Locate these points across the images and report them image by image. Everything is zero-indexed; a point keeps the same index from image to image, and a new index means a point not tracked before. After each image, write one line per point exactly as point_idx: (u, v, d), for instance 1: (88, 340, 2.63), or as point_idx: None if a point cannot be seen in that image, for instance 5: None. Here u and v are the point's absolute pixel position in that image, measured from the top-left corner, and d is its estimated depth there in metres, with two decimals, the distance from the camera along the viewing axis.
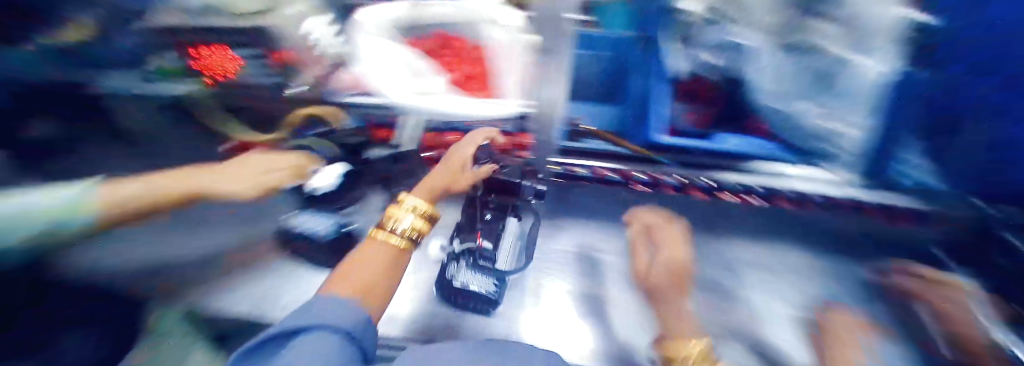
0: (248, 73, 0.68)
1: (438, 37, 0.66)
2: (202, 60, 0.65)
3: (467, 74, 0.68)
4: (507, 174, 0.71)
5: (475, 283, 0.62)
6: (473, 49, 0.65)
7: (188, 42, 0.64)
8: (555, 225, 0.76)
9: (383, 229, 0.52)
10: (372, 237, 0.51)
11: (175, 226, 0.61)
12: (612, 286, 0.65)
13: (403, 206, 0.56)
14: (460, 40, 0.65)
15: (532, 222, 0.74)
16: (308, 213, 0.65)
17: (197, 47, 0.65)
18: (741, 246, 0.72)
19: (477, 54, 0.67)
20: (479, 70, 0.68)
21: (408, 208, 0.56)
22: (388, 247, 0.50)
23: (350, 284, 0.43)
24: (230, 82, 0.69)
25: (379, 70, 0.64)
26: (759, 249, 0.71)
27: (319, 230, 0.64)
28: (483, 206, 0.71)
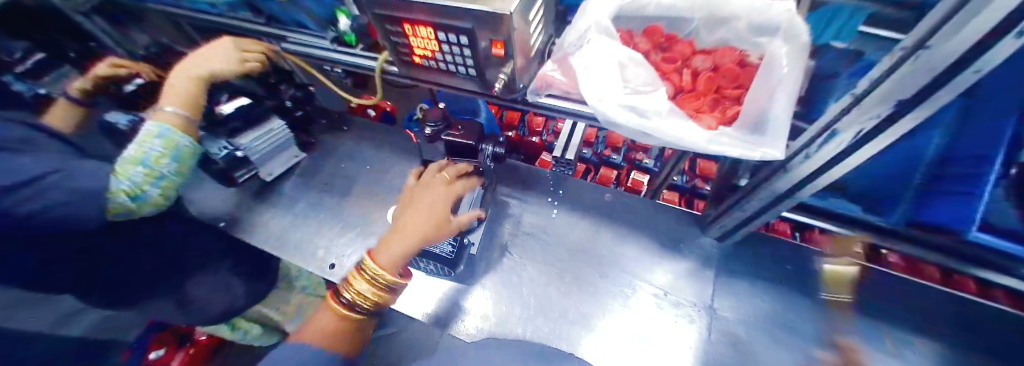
0: (451, 58, 0.54)
1: (654, 38, 0.58)
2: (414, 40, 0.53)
3: (680, 88, 0.55)
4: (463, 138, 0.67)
5: (435, 246, 0.65)
6: (700, 59, 0.55)
7: (402, 18, 0.50)
8: (548, 214, 0.77)
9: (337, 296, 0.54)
10: (324, 308, 0.53)
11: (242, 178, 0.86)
12: (604, 279, 0.69)
13: (365, 271, 0.53)
14: (681, 45, 0.56)
15: (516, 206, 0.78)
16: (208, 136, 0.77)
17: (410, 26, 0.51)
18: (815, 306, 0.64)
19: (699, 65, 0.55)
20: (700, 84, 0.54)
21: (371, 275, 0.53)
22: (335, 315, 0.52)
23: (317, 329, 0.50)
24: (428, 66, 0.58)
25: (595, 69, 0.51)
26: (816, 300, 0.65)
27: (213, 152, 0.77)
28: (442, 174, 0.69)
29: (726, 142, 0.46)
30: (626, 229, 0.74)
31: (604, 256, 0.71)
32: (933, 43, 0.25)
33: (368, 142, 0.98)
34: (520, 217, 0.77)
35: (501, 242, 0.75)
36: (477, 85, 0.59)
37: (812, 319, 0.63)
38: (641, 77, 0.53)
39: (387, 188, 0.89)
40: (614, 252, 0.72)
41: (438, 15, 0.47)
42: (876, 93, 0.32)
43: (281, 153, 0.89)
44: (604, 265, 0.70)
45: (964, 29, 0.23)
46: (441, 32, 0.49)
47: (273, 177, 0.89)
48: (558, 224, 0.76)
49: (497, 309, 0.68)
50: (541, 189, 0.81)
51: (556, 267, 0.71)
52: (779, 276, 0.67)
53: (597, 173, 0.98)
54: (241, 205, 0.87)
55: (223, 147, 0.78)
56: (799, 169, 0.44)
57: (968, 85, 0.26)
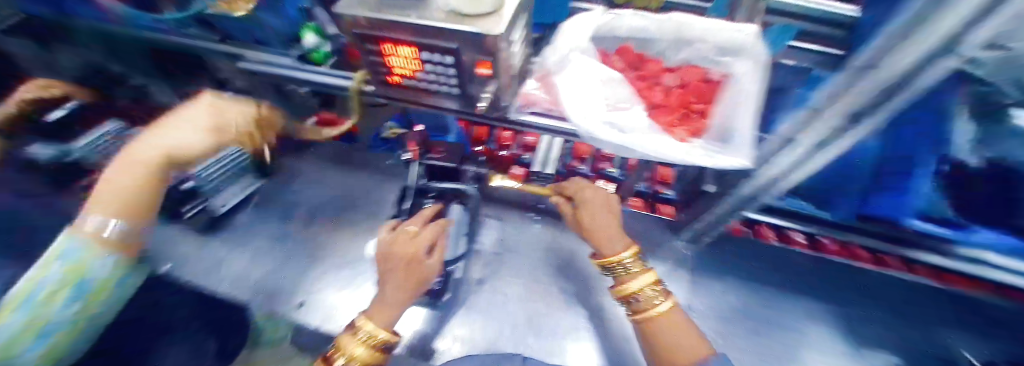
0: (433, 78, 0.53)
1: (627, 56, 0.61)
2: (393, 61, 0.51)
3: (656, 104, 0.58)
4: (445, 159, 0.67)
5: None
6: (672, 76, 0.60)
7: (381, 38, 0.48)
8: (530, 230, 0.78)
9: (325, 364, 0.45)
10: None
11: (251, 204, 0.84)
12: (584, 291, 0.70)
13: (358, 333, 0.47)
14: (652, 63, 0.61)
15: (498, 225, 0.78)
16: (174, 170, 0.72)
17: (390, 46, 0.49)
18: (773, 298, 0.72)
19: (674, 83, 0.59)
20: (673, 100, 0.58)
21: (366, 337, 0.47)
22: None
23: None
24: (409, 85, 0.57)
25: (579, 87, 0.53)
26: (776, 293, 0.72)
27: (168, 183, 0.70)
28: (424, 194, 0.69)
29: (700, 154, 0.50)
30: None
31: (585, 268, 0.73)
32: (880, 62, 0.29)
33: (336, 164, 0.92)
34: (503, 232, 0.77)
35: (483, 260, 0.73)
36: (461, 106, 0.59)
37: (772, 308, 0.71)
38: (621, 95, 0.55)
39: (363, 212, 0.84)
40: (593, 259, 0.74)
41: (423, 35, 0.46)
42: (829, 107, 0.36)
43: (241, 180, 0.84)
44: (584, 276, 0.72)
45: (898, 48, 0.27)
46: (425, 51, 0.48)
47: (226, 208, 0.81)
48: (539, 239, 0.76)
49: (482, 332, 0.65)
50: (526, 205, 0.81)
51: (538, 282, 0.71)
52: (746, 273, 0.74)
53: None
54: (193, 241, 0.77)
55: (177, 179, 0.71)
56: (764, 174, 0.49)
57: (911, 93, 0.31)
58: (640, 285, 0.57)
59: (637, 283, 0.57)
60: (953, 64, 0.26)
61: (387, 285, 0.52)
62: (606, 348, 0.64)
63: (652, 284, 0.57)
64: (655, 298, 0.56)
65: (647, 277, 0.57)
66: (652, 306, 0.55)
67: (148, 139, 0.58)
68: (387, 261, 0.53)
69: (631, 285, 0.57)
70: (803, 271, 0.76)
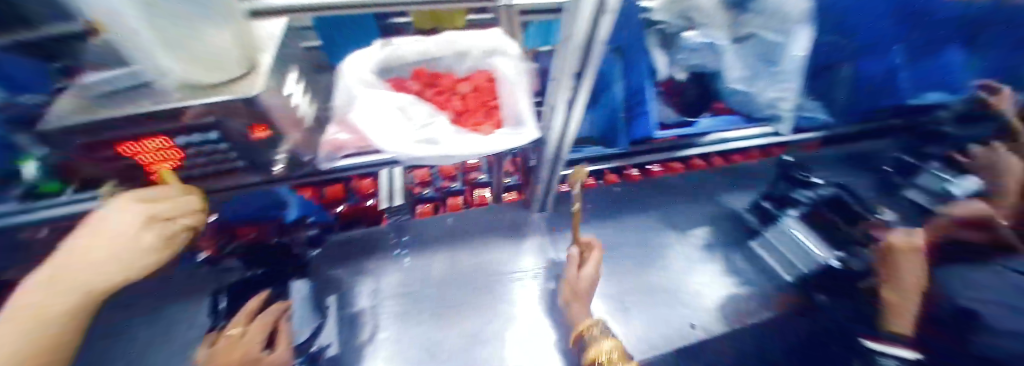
0: (207, 158, 0.51)
1: (421, 77, 0.67)
2: (143, 158, 0.49)
3: (460, 110, 0.66)
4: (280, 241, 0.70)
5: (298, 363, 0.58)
6: (463, 83, 0.68)
7: (113, 138, 0.44)
8: (415, 261, 0.76)
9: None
10: None
11: None
12: (481, 295, 0.72)
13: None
14: (445, 78, 0.68)
15: (375, 274, 0.74)
16: None
17: (131, 144, 0.46)
18: (628, 225, 0.85)
19: (467, 88, 0.67)
20: (472, 103, 0.67)
21: None
22: None
23: None
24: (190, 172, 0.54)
25: (372, 115, 0.55)
26: (634, 219, 0.87)
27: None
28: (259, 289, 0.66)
29: (500, 139, 0.58)
30: (484, 237, 0.81)
31: (477, 272, 0.76)
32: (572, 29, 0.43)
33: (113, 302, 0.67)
34: (383, 279, 0.73)
35: (371, 318, 0.68)
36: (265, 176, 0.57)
37: (628, 236, 0.84)
38: (420, 111, 0.60)
39: (177, 343, 0.62)
40: (481, 259, 0.78)
41: (167, 118, 0.43)
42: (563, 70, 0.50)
43: None
44: (476, 280, 0.74)
45: (579, 18, 0.41)
46: (183, 135, 0.46)
47: None
48: (426, 266, 0.76)
49: None
50: (386, 245, 0.78)
51: (434, 310, 0.70)
52: (601, 214, 0.87)
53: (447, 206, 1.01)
54: None
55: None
56: (551, 136, 0.62)
57: (598, 51, 0.46)
58: (605, 348, 0.52)
59: (603, 347, 0.53)
60: (609, 20, 0.41)
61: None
62: (517, 338, 0.66)
63: (614, 348, 0.52)
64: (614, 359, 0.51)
65: (612, 342, 0.53)
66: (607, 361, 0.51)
67: (83, 247, 0.43)
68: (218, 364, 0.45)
69: (597, 348, 0.53)
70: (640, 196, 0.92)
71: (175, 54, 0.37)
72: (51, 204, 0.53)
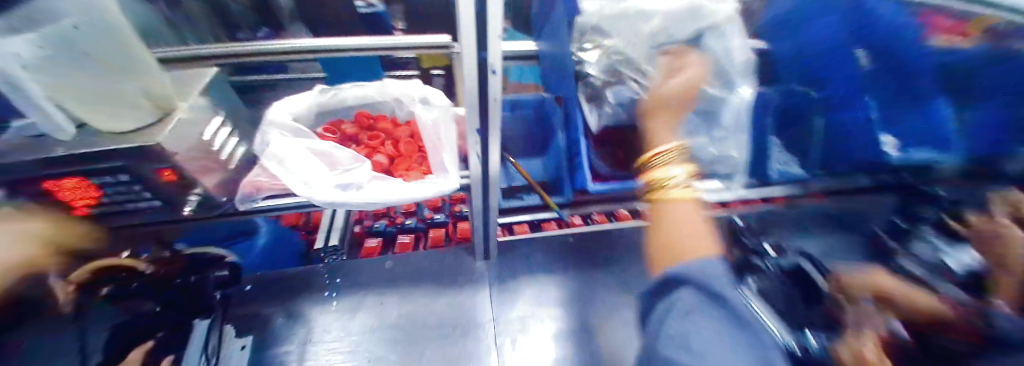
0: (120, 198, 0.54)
1: (359, 122, 0.69)
2: (63, 195, 0.50)
3: (392, 155, 0.66)
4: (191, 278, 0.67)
5: None
6: (399, 129, 0.70)
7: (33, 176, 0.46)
8: (348, 304, 0.73)
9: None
10: None
11: None
12: (415, 350, 0.66)
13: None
14: (383, 123, 0.70)
15: (302, 320, 0.70)
16: None
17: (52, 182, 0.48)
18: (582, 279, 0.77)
19: (401, 134, 0.68)
20: (405, 148, 0.67)
21: None
22: None
23: None
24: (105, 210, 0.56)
25: (289, 162, 0.55)
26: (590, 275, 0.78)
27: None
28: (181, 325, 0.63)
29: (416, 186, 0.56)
30: (422, 284, 0.77)
31: (415, 320, 0.71)
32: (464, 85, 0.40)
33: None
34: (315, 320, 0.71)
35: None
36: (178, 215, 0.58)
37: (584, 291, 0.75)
38: (342, 156, 0.59)
39: None
40: (419, 306, 0.73)
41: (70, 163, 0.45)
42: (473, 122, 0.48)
43: None
44: (410, 330, 0.69)
45: (466, 78, 0.39)
46: (94, 176, 0.48)
47: None
48: (363, 313, 0.72)
49: None
50: (316, 290, 0.76)
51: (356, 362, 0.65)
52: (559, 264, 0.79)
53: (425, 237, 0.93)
54: None
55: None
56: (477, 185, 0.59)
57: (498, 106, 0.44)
58: (671, 174, 0.43)
59: (672, 170, 0.43)
60: (498, 80, 0.39)
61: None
62: None
63: (683, 173, 0.43)
64: (674, 182, 0.43)
65: (683, 167, 0.44)
66: (665, 191, 0.43)
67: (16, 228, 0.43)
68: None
69: (664, 174, 0.43)
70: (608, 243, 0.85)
71: (59, 95, 0.41)
72: None
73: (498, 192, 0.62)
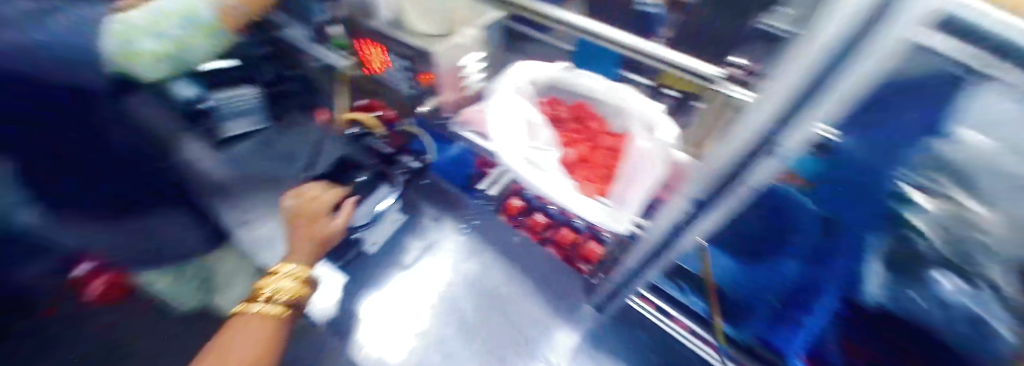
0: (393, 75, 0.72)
1: (574, 110, 0.66)
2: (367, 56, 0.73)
3: (582, 158, 0.62)
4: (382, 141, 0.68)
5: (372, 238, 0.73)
6: (604, 135, 0.63)
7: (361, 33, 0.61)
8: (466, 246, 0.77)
9: (252, 301, 0.53)
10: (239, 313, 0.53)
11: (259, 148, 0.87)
12: (485, 329, 0.66)
13: (282, 272, 0.55)
14: (594, 123, 0.64)
15: (428, 230, 0.78)
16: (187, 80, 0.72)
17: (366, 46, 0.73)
18: None
19: (602, 142, 0.62)
20: (597, 158, 0.61)
21: (292, 274, 0.56)
22: (265, 321, 0.51)
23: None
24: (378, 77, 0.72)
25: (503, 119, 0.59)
26: None
27: (180, 96, 0.71)
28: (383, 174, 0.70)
29: (591, 207, 0.53)
30: (528, 279, 0.72)
31: (503, 303, 0.70)
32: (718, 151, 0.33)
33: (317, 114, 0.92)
34: (438, 242, 0.77)
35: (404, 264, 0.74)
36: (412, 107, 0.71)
37: None
38: (541, 135, 0.61)
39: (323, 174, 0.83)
40: (513, 294, 0.70)
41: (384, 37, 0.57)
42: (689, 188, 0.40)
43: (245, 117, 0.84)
44: (491, 309, 0.69)
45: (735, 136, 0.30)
46: None
47: (228, 136, 0.83)
48: (468, 263, 0.74)
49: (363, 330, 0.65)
50: (459, 214, 0.80)
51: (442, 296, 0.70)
52: None
53: (555, 233, 0.74)
54: None
55: (194, 97, 0.73)
56: (644, 246, 0.50)
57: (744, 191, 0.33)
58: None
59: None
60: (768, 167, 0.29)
61: (304, 237, 0.58)
62: None
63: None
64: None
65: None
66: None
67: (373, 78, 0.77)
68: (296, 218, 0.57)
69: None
70: None
71: None
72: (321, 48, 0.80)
73: (660, 266, 0.52)
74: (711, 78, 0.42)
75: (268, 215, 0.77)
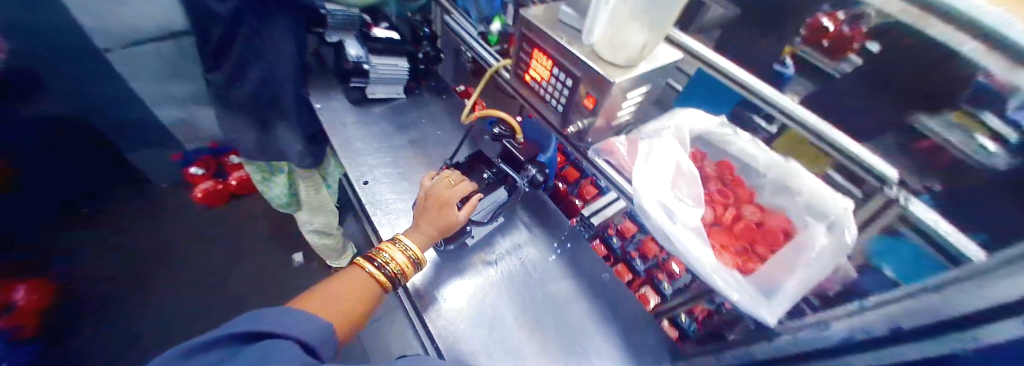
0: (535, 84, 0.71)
1: (720, 171, 0.64)
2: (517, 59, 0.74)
3: (721, 222, 0.58)
4: (516, 148, 0.67)
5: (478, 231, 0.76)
6: (750, 207, 0.59)
7: (533, 40, 0.62)
8: (555, 264, 0.76)
9: (369, 261, 0.57)
10: (353, 268, 0.56)
11: (393, 117, 0.97)
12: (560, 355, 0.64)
13: (398, 245, 0.59)
14: (741, 191, 0.61)
15: (519, 237, 0.79)
16: (358, 45, 0.87)
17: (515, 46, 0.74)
18: None
19: (748, 214, 0.58)
20: (739, 228, 0.57)
21: (404, 248, 0.59)
22: (370, 281, 0.55)
23: (331, 309, 0.48)
24: (524, 84, 0.72)
25: (654, 160, 0.55)
26: None
27: (351, 54, 0.85)
28: (488, 167, 0.69)
29: (730, 280, 0.48)
30: (612, 321, 0.69)
31: (578, 333, 0.67)
32: (949, 292, 0.30)
33: (449, 99, 1.03)
34: (527, 250, 0.77)
35: (493, 261, 0.75)
36: (548, 119, 0.71)
37: None
38: (690, 189, 0.56)
39: (439, 155, 0.90)
40: (591, 327, 0.68)
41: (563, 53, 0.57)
42: (881, 309, 0.36)
43: (389, 86, 0.96)
44: (567, 336, 0.67)
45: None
46: (557, 69, 0.60)
47: (373, 98, 0.96)
48: (557, 284, 0.73)
49: (443, 315, 0.67)
50: (554, 233, 0.80)
51: (522, 306, 0.69)
52: None
53: (613, 264, 0.99)
54: (339, 103, 0.96)
55: (359, 57, 0.86)
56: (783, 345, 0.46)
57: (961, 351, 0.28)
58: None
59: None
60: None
61: (428, 219, 0.61)
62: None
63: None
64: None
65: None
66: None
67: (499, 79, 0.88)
68: (430, 199, 0.61)
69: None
70: None
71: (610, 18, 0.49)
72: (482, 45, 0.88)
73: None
74: (883, 177, 0.45)
75: (388, 178, 0.83)
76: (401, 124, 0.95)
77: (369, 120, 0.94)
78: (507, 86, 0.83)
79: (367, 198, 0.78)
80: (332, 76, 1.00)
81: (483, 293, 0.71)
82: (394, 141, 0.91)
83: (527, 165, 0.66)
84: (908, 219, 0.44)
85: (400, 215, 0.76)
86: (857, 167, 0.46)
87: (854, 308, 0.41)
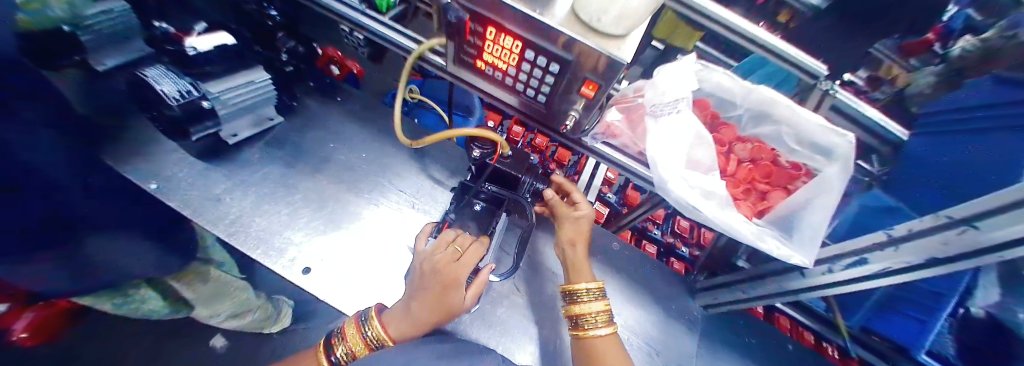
0: (490, 72, 0.52)
1: (707, 115, 0.62)
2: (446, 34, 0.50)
3: (729, 173, 0.58)
4: (513, 167, 0.52)
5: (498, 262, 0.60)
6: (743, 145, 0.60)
7: (484, 16, 0.41)
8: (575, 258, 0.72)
9: (328, 352, 0.42)
10: (308, 359, 0.43)
11: (286, 156, 0.66)
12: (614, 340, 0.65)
13: (371, 335, 0.43)
14: (729, 130, 0.61)
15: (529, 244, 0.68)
16: (161, 69, 0.51)
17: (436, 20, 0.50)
18: None
19: (744, 156, 0.59)
20: (743, 173, 0.58)
21: (375, 341, 0.43)
22: None
23: None
24: (476, 69, 0.53)
25: (669, 138, 0.49)
26: None
27: (167, 94, 0.49)
28: (476, 197, 0.53)
29: (767, 236, 0.49)
30: (635, 286, 0.72)
31: (619, 308, 0.69)
32: (982, 226, 0.32)
33: (357, 101, 0.76)
34: (542, 252, 0.67)
35: (512, 282, 0.63)
36: (521, 106, 0.56)
37: None
38: (707, 155, 0.52)
39: (381, 185, 0.68)
40: (620, 295, 0.71)
41: (531, 31, 0.40)
42: (923, 239, 0.37)
43: (254, 112, 0.64)
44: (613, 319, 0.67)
45: None
46: (532, 52, 0.43)
47: (238, 140, 0.63)
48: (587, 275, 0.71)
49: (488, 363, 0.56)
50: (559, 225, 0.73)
51: (560, 316, 0.62)
52: (760, 355, 0.71)
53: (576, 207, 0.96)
54: (189, 167, 0.59)
55: (185, 93, 0.50)
56: (817, 276, 0.49)
57: (992, 261, 0.33)
58: (595, 310, 0.51)
59: (591, 307, 0.52)
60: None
61: (415, 301, 0.43)
62: None
63: (603, 311, 0.52)
64: (597, 322, 0.51)
65: (603, 305, 0.52)
66: (590, 329, 0.51)
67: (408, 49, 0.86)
68: (426, 276, 0.44)
69: (585, 305, 0.52)
70: (788, 358, 0.72)
71: None
72: (393, 26, 0.62)
73: (851, 286, 0.47)
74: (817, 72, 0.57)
75: (334, 249, 0.60)
76: (306, 163, 0.67)
77: (250, 175, 0.62)
78: (442, 72, 0.61)
79: (324, 284, 0.57)
80: (143, 124, 0.58)
81: (513, 316, 0.60)
82: (312, 192, 0.64)
83: (523, 181, 0.53)
84: (837, 107, 0.62)
85: (378, 288, 0.59)
86: (799, 72, 0.59)
87: (879, 232, 0.43)
